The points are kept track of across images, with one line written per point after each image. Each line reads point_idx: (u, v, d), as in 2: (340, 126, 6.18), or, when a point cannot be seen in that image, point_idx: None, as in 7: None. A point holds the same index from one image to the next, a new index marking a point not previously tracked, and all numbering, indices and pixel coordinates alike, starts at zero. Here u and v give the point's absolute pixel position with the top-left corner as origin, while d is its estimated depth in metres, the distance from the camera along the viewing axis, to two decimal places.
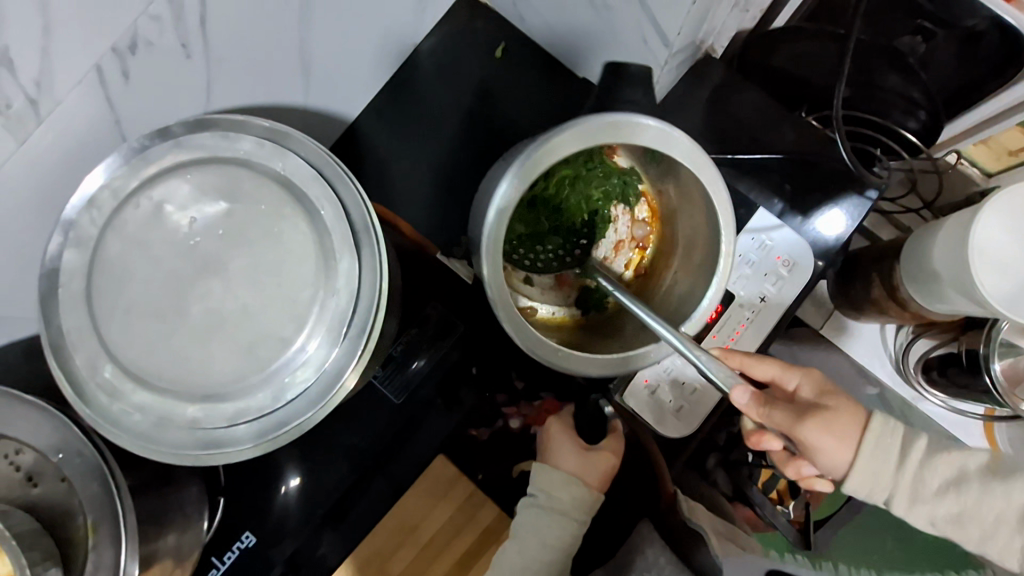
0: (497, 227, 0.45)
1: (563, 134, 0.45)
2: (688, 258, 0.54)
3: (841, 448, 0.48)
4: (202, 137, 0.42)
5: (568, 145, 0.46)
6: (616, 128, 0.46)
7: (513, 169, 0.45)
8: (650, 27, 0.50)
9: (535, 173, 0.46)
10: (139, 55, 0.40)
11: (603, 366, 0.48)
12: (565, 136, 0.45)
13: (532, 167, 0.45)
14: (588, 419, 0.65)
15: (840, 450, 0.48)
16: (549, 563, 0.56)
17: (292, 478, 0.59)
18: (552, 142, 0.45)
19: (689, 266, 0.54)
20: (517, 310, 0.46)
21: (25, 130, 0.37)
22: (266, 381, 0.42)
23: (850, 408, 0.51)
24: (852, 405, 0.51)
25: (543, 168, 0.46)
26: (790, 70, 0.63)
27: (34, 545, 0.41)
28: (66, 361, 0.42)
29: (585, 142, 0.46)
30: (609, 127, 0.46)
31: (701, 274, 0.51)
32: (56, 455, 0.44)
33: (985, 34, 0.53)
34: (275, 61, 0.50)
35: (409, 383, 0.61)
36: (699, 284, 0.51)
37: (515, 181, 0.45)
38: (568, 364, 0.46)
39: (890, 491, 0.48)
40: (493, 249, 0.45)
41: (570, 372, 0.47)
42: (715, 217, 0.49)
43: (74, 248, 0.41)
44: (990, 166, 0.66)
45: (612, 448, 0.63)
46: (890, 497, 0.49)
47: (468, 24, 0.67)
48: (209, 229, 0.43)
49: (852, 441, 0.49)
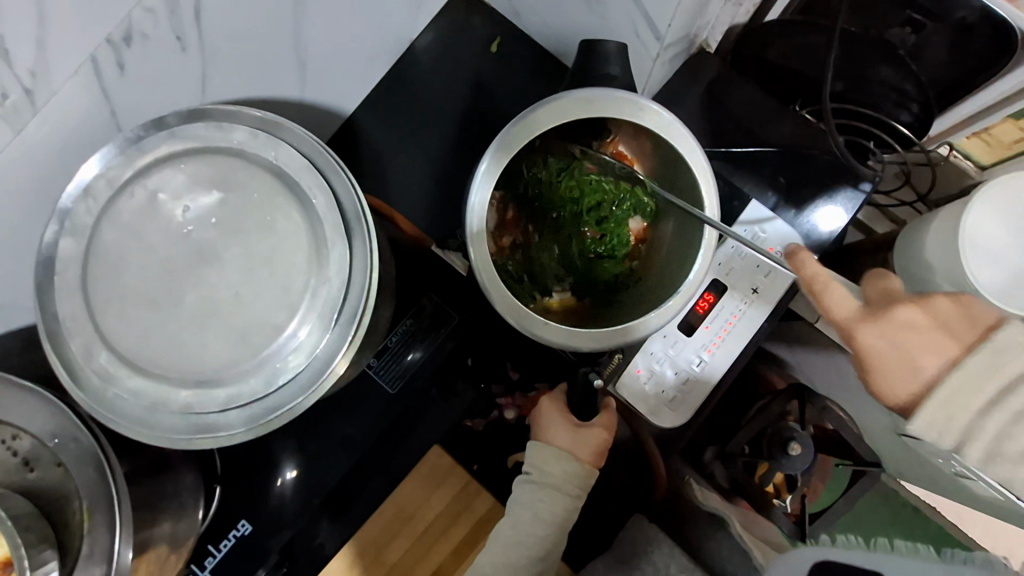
0: (481, 206, 0.47)
1: (540, 110, 0.47)
2: (678, 235, 0.54)
3: (917, 364, 0.42)
4: (196, 128, 0.43)
5: (545, 121, 0.47)
6: (595, 104, 0.47)
7: (492, 147, 0.47)
8: (642, 21, 0.50)
9: (515, 150, 0.47)
10: (134, 47, 0.40)
11: (590, 340, 0.48)
12: (544, 110, 0.47)
13: (512, 144, 0.47)
14: (580, 397, 0.59)
15: (924, 366, 0.42)
16: (542, 537, 0.56)
17: (289, 469, 0.60)
18: (531, 118, 0.47)
19: (679, 240, 0.54)
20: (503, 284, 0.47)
21: (22, 120, 0.38)
22: (258, 367, 0.43)
23: (932, 334, 0.42)
24: (932, 329, 0.42)
25: (524, 143, 0.47)
26: (785, 64, 0.63)
27: (28, 529, 0.42)
28: (63, 347, 0.42)
29: (564, 117, 0.47)
30: (586, 101, 0.47)
31: (687, 250, 0.52)
32: (51, 441, 0.45)
33: (976, 25, 0.53)
34: (270, 55, 0.51)
35: (406, 372, 0.62)
36: (683, 261, 0.52)
37: (499, 155, 0.47)
38: (552, 336, 0.47)
39: (963, 433, 0.39)
40: (478, 231, 0.47)
41: (556, 345, 0.47)
42: (694, 187, 0.50)
43: (70, 236, 0.42)
44: (985, 159, 0.66)
45: (605, 423, 0.61)
46: (962, 441, 0.40)
47: (465, 21, 0.68)
48: (203, 219, 0.43)
49: (944, 358, 0.41)
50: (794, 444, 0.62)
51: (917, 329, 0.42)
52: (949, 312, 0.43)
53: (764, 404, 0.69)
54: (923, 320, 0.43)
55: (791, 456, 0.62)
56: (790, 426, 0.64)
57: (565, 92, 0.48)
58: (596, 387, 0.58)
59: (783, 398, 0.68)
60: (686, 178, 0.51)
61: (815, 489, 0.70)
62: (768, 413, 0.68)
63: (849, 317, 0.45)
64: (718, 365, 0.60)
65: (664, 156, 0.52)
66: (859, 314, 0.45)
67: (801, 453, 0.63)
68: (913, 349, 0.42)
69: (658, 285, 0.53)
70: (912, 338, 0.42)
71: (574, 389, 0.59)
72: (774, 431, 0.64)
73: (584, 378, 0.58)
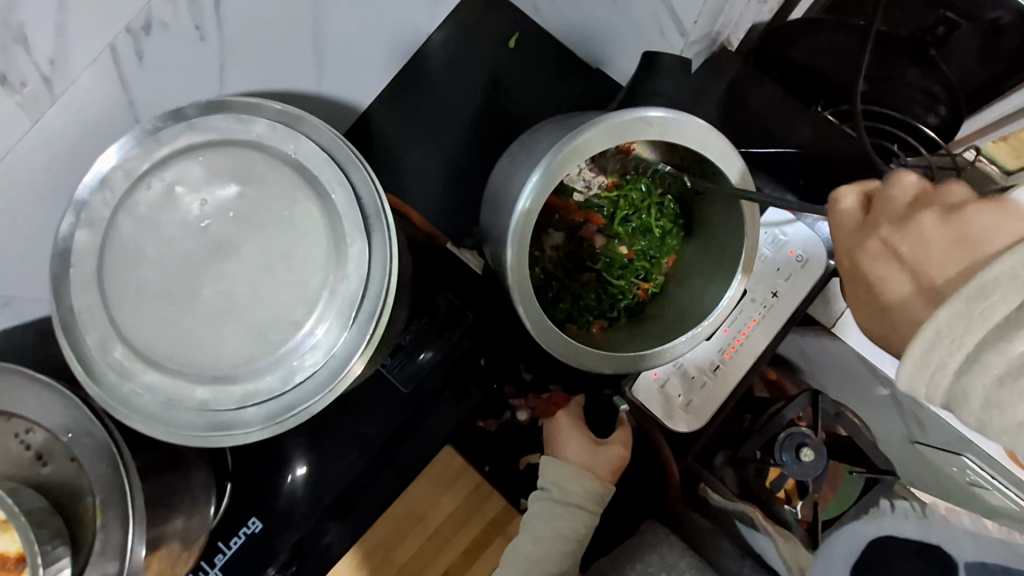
0: (523, 224, 0.45)
1: (597, 129, 0.44)
2: (707, 253, 0.54)
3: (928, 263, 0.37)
4: (217, 120, 0.43)
5: (598, 141, 0.45)
6: (647, 127, 0.45)
7: (544, 164, 0.44)
8: (668, 16, 0.49)
9: (567, 165, 0.45)
10: (153, 37, 0.40)
11: (617, 362, 0.48)
12: (596, 130, 0.44)
13: (565, 159, 0.45)
14: (599, 413, 0.61)
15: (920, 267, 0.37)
16: (563, 554, 0.55)
17: (299, 466, 0.59)
18: (588, 136, 0.44)
19: (710, 255, 0.53)
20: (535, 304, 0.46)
21: (40, 108, 0.37)
22: (274, 364, 0.42)
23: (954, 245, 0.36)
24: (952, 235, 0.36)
25: (574, 161, 0.45)
26: (809, 65, 0.62)
27: (43, 524, 0.41)
28: (77, 339, 0.42)
29: (613, 140, 0.45)
30: (640, 122, 0.44)
31: (718, 270, 0.51)
32: (65, 435, 0.44)
33: (1009, 27, 0.54)
34: (288, 48, 0.50)
35: (419, 372, 0.60)
36: (716, 281, 0.51)
37: (549, 171, 0.45)
38: (586, 361, 0.46)
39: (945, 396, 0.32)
40: (517, 244, 0.45)
41: (585, 368, 0.47)
42: (735, 211, 0.49)
43: (86, 228, 0.41)
44: (1010, 164, 0.61)
45: (622, 440, 0.61)
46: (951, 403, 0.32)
47: (483, 13, 0.66)
48: (220, 212, 0.43)
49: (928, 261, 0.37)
50: (808, 450, 0.61)
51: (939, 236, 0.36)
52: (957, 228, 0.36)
53: (774, 410, 0.66)
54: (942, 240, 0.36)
55: (802, 462, 0.61)
56: (803, 430, 0.62)
57: (616, 112, 0.45)
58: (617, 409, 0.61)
59: (798, 404, 0.65)
60: (728, 197, 0.49)
61: (823, 494, 0.67)
62: (780, 419, 0.64)
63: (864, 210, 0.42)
64: (737, 368, 0.60)
65: (703, 175, 0.51)
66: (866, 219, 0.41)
67: (813, 461, 0.61)
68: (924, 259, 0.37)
69: (688, 301, 0.53)
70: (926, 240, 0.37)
71: (591, 405, 0.62)
72: (788, 435, 0.62)
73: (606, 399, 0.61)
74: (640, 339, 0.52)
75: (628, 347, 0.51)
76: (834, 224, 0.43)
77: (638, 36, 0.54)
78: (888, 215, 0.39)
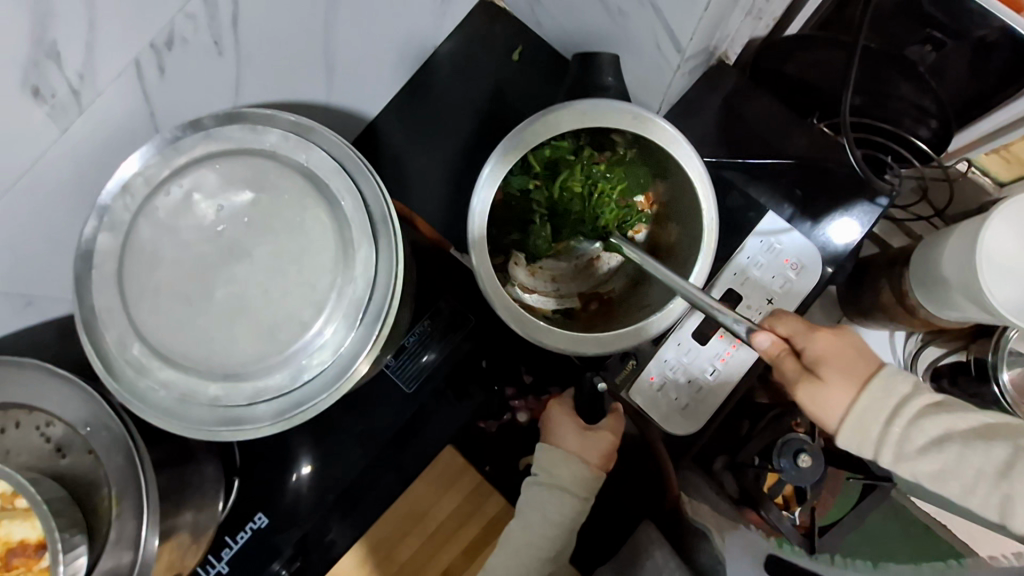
0: (484, 211, 0.49)
1: (539, 121, 0.48)
2: (684, 246, 0.55)
3: (848, 379, 0.47)
4: (231, 130, 0.45)
5: (543, 131, 0.49)
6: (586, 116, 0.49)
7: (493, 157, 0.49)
8: (663, 32, 0.50)
9: (518, 155, 0.49)
10: (174, 51, 0.42)
11: (599, 344, 0.49)
12: (540, 123, 0.49)
13: (515, 150, 0.49)
14: (587, 402, 0.60)
15: (844, 382, 0.47)
16: (554, 538, 0.57)
17: (304, 465, 0.61)
18: (531, 129, 0.48)
19: (684, 242, 0.55)
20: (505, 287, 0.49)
21: (67, 119, 0.40)
22: (284, 363, 0.44)
23: (854, 358, 0.48)
24: (851, 375, 0.48)
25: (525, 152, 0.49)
26: (805, 78, 0.64)
27: (61, 513, 0.44)
28: (98, 338, 0.44)
29: (569, 128, 0.49)
30: (579, 112, 0.48)
31: (691, 254, 0.53)
32: (84, 428, 0.47)
33: (997, 44, 0.54)
34: (300, 61, 0.52)
35: (420, 373, 0.62)
36: (687, 263, 0.53)
37: (501, 163, 0.49)
38: (561, 342, 0.48)
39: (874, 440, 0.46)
40: (484, 232, 0.48)
41: (572, 352, 0.49)
42: (694, 192, 0.51)
43: (108, 231, 0.44)
44: (1003, 176, 0.66)
45: (612, 428, 0.61)
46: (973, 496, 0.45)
47: (488, 27, 0.67)
48: (235, 217, 0.45)
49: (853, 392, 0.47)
50: (806, 455, 0.61)
51: (837, 358, 0.48)
52: (831, 348, 0.49)
53: (775, 415, 0.67)
54: (819, 344, 0.49)
55: (800, 467, 0.61)
56: (800, 437, 0.62)
57: (570, 103, 0.49)
58: (602, 392, 0.60)
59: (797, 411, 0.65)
60: (685, 183, 0.52)
61: (826, 502, 0.67)
62: (780, 425, 0.65)
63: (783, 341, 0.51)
64: (731, 373, 0.61)
65: (664, 165, 0.53)
66: (808, 329, 0.50)
67: (811, 466, 0.61)
68: (837, 372, 0.48)
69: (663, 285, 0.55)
70: (840, 356, 0.49)
71: (580, 392, 0.61)
72: (784, 440, 0.62)
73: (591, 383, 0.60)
74: (619, 323, 0.54)
75: (604, 331, 0.53)
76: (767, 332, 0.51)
77: (636, 50, 0.56)
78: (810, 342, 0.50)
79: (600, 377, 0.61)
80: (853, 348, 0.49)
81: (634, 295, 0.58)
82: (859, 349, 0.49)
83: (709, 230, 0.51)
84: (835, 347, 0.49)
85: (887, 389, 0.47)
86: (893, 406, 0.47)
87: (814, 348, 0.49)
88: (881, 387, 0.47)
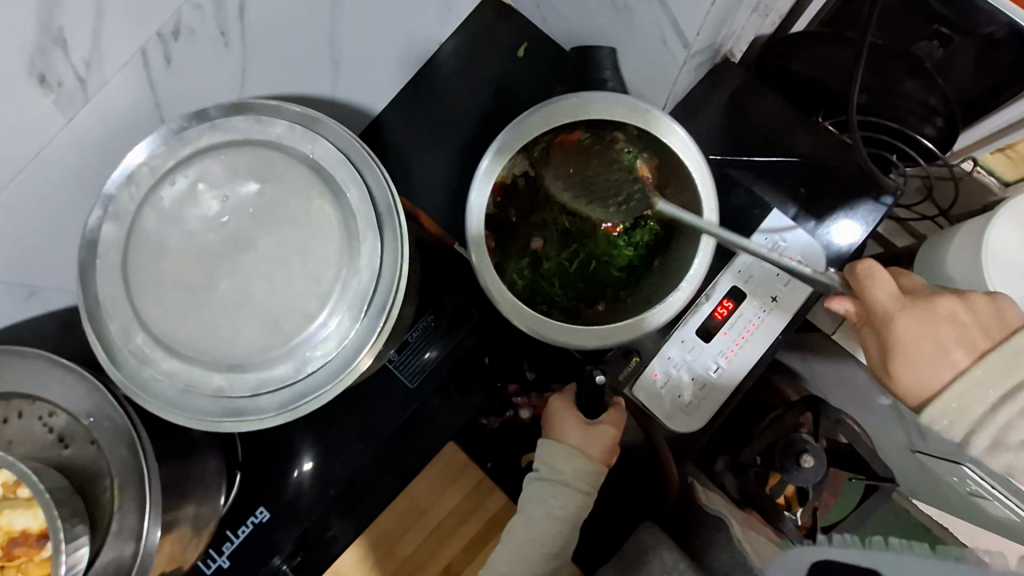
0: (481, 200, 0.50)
1: (533, 115, 0.51)
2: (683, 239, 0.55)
3: (953, 350, 0.49)
4: (238, 121, 0.45)
5: (537, 125, 0.51)
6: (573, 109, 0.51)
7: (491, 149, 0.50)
8: (670, 27, 0.50)
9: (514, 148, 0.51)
10: (181, 41, 0.42)
11: (596, 335, 0.50)
12: (532, 118, 0.51)
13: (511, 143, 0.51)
14: (589, 397, 0.57)
15: (949, 356, 0.49)
16: (556, 533, 0.57)
17: (307, 460, 0.60)
18: (528, 121, 0.51)
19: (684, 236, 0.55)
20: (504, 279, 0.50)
21: (74, 107, 0.40)
22: (288, 354, 0.44)
23: (944, 347, 0.49)
24: (974, 325, 0.50)
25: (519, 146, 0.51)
26: (811, 76, 0.64)
27: (63, 502, 0.43)
28: (102, 328, 0.44)
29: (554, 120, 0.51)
30: (566, 104, 0.51)
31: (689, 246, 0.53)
32: (86, 419, 0.46)
33: (1004, 41, 0.55)
34: (306, 55, 0.52)
35: (423, 370, 0.61)
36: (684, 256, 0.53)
37: (497, 156, 0.51)
38: (559, 334, 0.49)
39: (974, 424, 0.48)
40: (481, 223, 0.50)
41: (568, 344, 0.50)
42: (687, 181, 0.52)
43: (113, 221, 0.43)
44: (1010, 175, 0.66)
45: (613, 421, 0.61)
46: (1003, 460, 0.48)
47: (494, 25, 0.68)
48: (240, 208, 0.45)
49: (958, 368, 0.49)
50: (808, 457, 0.61)
51: (948, 329, 0.50)
52: (986, 316, 0.50)
53: (776, 415, 0.68)
54: (909, 307, 0.52)
55: (802, 468, 0.61)
56: (802, 438, 0.63)
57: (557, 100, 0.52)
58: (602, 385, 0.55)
59: (796, 409, 0.67)
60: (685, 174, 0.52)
61: (827, 502, 0.67)
62: (781, 424, 0.66)
63: (887, 302, 0.51)
64: (736, 371, 0.61)
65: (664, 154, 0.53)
66: (898, 303, 0.52)
67: (813, 466, 0.61)
68: (913, 360, 0.50)
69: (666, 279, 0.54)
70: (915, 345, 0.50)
71: (581, 386, 0.58)
72: (788, 440, 0.63)
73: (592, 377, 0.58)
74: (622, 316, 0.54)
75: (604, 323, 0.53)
76: (862, 301, 0.52)
77: (642, 46, 0.56)
78: (888, 305, 0.52)
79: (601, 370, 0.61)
80: (940, 319, 0.50)
81: None
82: (975, 313, 0.50)
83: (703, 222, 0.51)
84: (936, 312, 0.51)
85: (1013, 369, 0.47)
86: (989, 398, 0.47)
87: (906, 330, 0.51)
88: (1003, 365, 0.47)
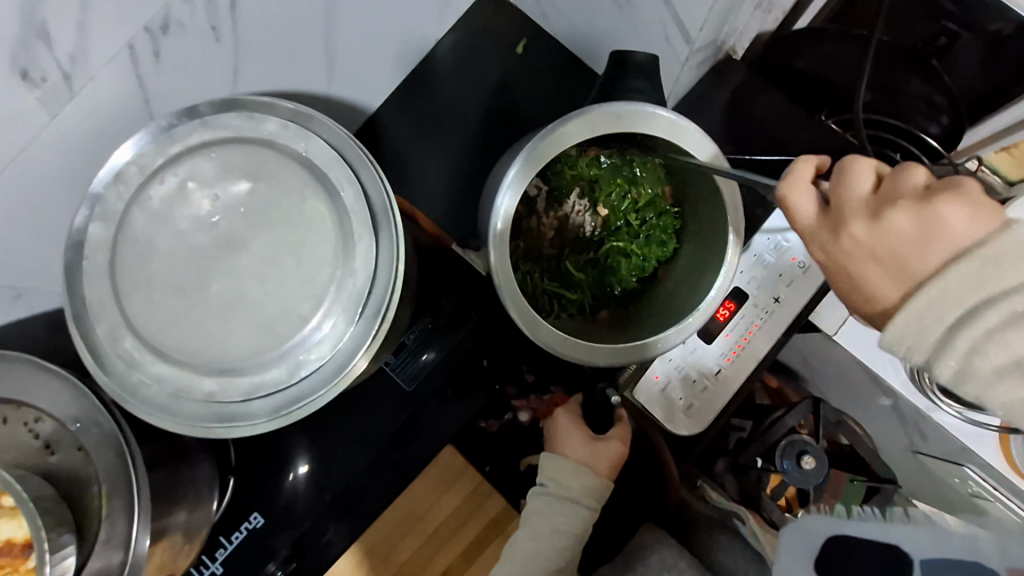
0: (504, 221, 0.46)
1: (576, 121, 0.45)
2: (697, 256, 0.53)
3: (896, 281, 0.35)
4: (229, 118, 0.43)
5: (574, 134, 0.46)
6: (618, 121, 0.46)
7: (521, 157, 0.46)
8: (672, 24, 0.49)
9: (547, 158, 0.46)
10: (171, 36, 0.41)
11: (609, 353, 0.48)
12: (572, 124, 0.45)
13: (544, 151, 0.46)
14: (596, 411, 0.60)
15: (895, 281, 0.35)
16: (564, 548, 0.56)
17: (301, 465, 0.59)
18: (567, 127, 0.45)
19: (696, 252, 0.53)
20: (522, 296, 0.46)
21: (59, 104, 0.39)
22: (281, 358, 0.43)
23: (881, 258, 0.35)
24: (911, 234, 0.34)
25: (551, 155, 0.46)
26: (813, 73, 0.62)
27: (49, 512, 0.42)
28: (88, 331, 0.42)
29: (591, 132, 0.46)
30: (613, 117, 0.46)
31: (706, 260, 0.51)
32: (73, 425, 0.45)
33: (1011, 37, 0.53)
34: (301, 51, 0.51)
35: (421, 372, 0.60)
36: (705, 269, 0.51)
37: (527, 166, 0.46)
38: (576, 355, 0.47)
39: (937, 346, 0.33)
40: (499, 241, 0.46)
41: (582, 361, 0.47)
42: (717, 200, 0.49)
43: (99, 222, 0.42)
44: (1014, 174, 0.62)
45: (619, 436, 0.60)
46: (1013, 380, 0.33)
47: (491, 21, 0.66)
48: (232, 209, 0.43)
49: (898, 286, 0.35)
50: (808, 457, 0.61)
51: (884, 237, 0.35)
52: (946, 224, 0.33)
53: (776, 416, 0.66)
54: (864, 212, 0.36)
55: (802, 469, 0.61)
56: (803, 438, 0.63)
57: (594, 107, 0.46)
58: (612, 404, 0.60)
59: (799, 410, 0.66)
60: (710, 193, 0.49)
61: None
62: (782, 426, 0.65)
63: (808, 218, 0.38)
64: (737, 373, 0.60)
65: (685, 170, 0.51)
66: (824, 216, 0.38)
67: (814, 467, 0.61)
68: (856, 274, 0.37)
69: (681, 296, 0.53)
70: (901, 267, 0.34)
71: (588, 399, 0.61)
72: (788, 441, 0.63)
73: (601, 394, 0.60)
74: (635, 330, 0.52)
75: (618, 337, 0.51)
76: (789, 221, 0.40)
77: (642, 42, 0.55)
78: (848, 213, 0.37)
79: (611, 389, 0.60)
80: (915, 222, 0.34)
81: (647, 304, 0.55)
82: (926, 222, 0.33)
83: (731, 246, 0.48)
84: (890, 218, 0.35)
85: (983, 285, 0.32)
86: (952, 315, 0.32)
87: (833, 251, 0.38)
88: (972, 276, 0.32)
